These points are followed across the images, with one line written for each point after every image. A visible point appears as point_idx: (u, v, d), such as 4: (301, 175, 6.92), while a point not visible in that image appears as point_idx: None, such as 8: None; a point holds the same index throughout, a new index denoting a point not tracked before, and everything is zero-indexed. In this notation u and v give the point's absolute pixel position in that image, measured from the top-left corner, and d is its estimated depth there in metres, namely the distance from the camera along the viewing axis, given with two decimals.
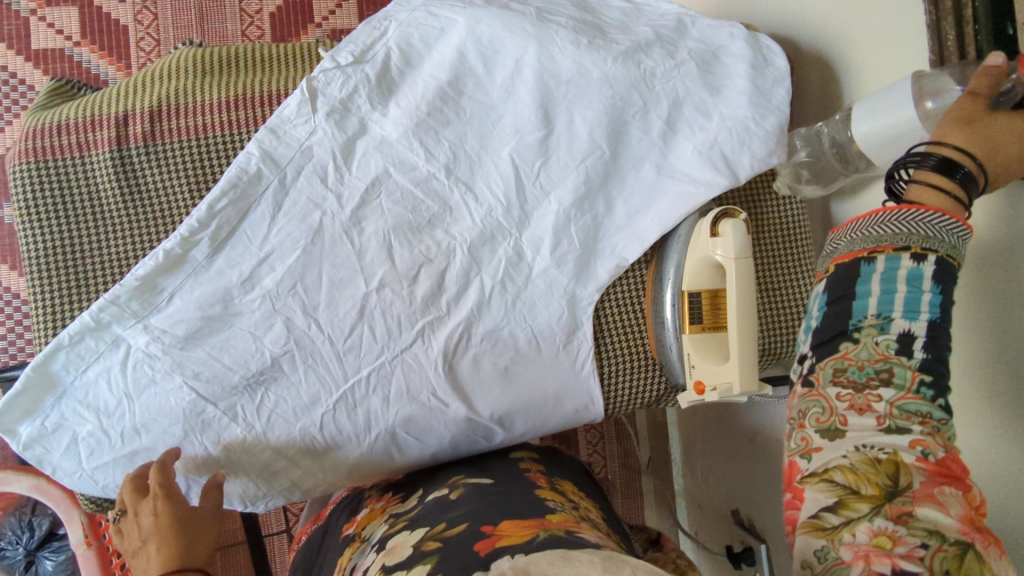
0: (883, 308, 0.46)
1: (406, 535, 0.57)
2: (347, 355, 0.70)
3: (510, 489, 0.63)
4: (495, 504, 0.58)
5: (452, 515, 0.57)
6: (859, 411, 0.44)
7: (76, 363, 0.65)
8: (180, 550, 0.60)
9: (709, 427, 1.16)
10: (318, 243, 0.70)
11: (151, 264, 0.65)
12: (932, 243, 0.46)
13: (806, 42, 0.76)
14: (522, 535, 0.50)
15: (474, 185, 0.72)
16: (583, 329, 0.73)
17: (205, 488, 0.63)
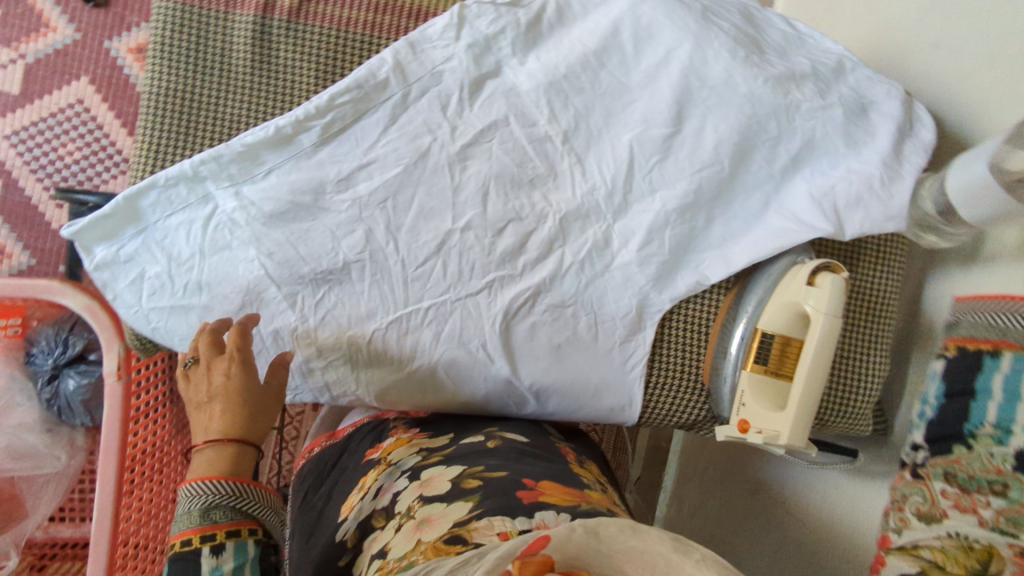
0: (1001, 420, 0.52)
1: (445, 467, 0.64)
2: (414, 282, 0.70)
3: (545, 453, 0.68)
4: (534, 462, 0.64)
5: (491, 461, 0.63)
6: (962, 510, 0.52)
7: (164, 206, 0.66)
8: (243, 420, 0.63)
9: (712, 465, 1.16)
10: (419, 167, 0.70)
11: (261, 135, 0.66)
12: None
13: (956, 121, 0.73)
14: (564, 497, 0.55)
15: (586, 159, 0.71)
16: (644, 332, 0.73)
17: (275, 365, 0.65)
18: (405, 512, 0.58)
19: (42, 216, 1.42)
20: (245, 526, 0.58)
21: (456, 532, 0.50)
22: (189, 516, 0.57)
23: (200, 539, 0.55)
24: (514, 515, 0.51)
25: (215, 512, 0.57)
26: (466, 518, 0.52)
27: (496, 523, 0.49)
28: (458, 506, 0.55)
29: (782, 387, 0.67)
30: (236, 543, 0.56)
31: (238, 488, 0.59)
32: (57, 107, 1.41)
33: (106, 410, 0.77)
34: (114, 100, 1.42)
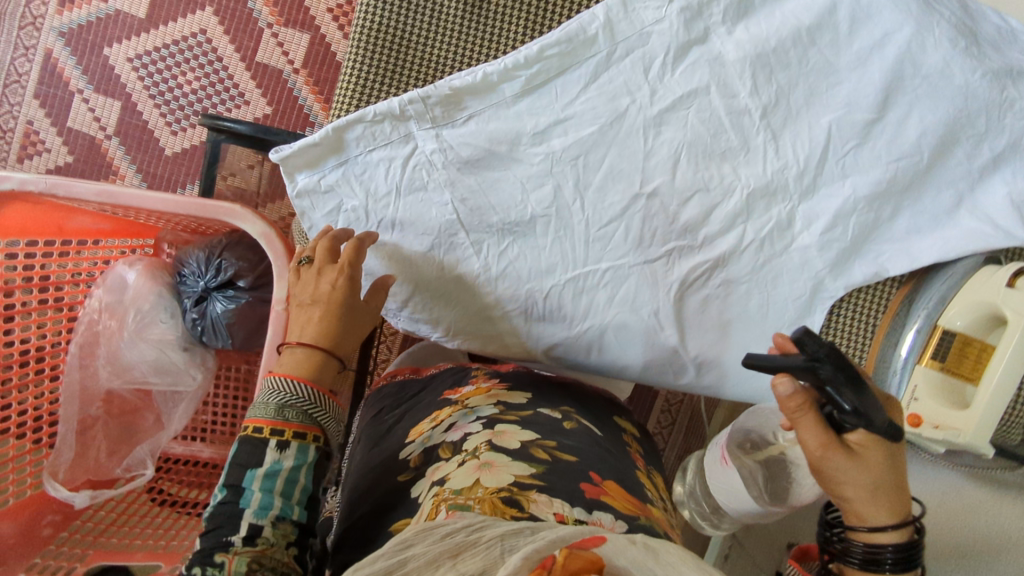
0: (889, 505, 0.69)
1: (518, 428, 0.65)
2: (595, 243, 0.71)
3: (616, 453, 0.68)
4: (605, 456, 0.65)
5: (566, 440, 0.64)
6: None
7: (367, 141, 0.67)
8: (340, 329, 0.64)
9: None
10: (615, 127, 0.69)
11: (468, 80, 0.66)
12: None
13: None
14: (627, 505, 0.57)
15: (781, 137, 0.70)
16: (815, 317, 0.75)
17: (378, 287, 0.67)
18: (469, 451, 0.61)
19: (158, 142, 1.41)
20: (312, 431, 0.59)
21: (514, 494, 0.53)
22: (268, 404, 0.59)
23: (272, 429, 0.57)
24: (574, 504, 0.53)
25: (289, 410, 0.58)
26: (527, 483, 0.55)
27: (556, 503, 0.52)
28: (521, 466, 0.57)
29: (958, 386, 0.68)
30: (299, 445, 0.58)
31: (315, 394, 0.60)
32: (180, 35, 1.39)
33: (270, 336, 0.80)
34: (236, 36, 1.39)
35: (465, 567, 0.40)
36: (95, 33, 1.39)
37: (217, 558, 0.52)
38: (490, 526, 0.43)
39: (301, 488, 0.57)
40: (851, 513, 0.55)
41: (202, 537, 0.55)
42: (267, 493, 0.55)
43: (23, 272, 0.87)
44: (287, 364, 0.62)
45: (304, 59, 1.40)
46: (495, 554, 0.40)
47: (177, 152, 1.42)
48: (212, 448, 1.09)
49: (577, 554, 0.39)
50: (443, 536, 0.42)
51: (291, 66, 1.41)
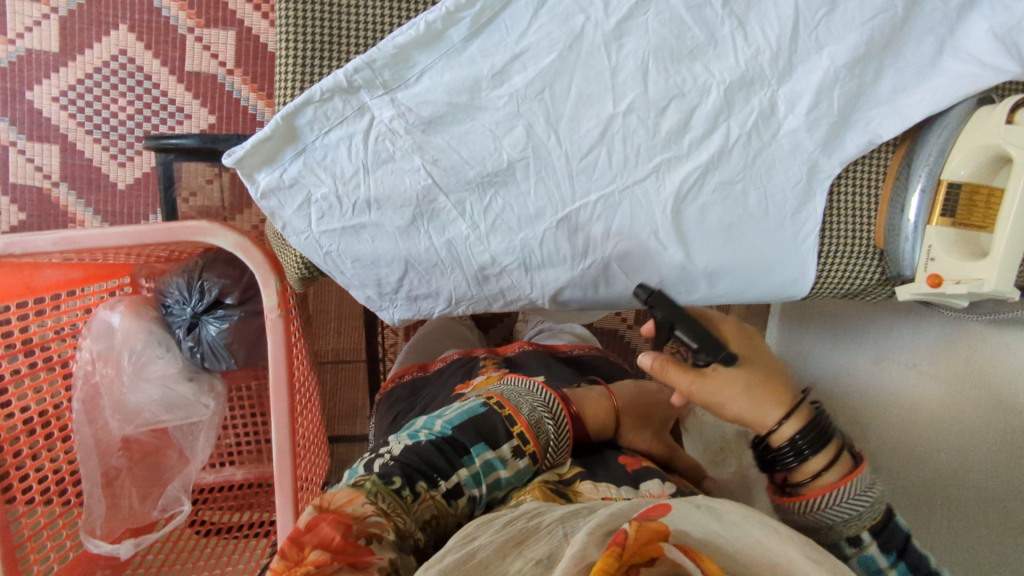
0: None
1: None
2: (579, 176, 0.68)
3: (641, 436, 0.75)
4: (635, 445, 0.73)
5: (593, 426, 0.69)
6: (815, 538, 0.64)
7: (321, 123, 0.63)
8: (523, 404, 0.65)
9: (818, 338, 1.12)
10: (575, 49, 0.65)
11: (412, 33, 0.61)
12: (856, 522, 0.59)
13: None
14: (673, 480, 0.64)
15: (748, 22, 0.66)
16: (816, 201, 0.71)
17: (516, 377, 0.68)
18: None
19: (107, 177, 1.35)
20: (537, 453, 0.58)
21: (562, 487, 0.57)
22: (530, 408, 0.61)
23: (520, 430, 0.58)
24: (621, 484, 0.58)
25: (544, 427, 0.61)
26: (570, 478, 0.59)
27: (603, 488, 0.56)
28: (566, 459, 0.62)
29: (974, 236, 0.65)
30: (526, 460, 0.57)
31: (564, 441, 0.62)
32: (100, 61, 1.31)
33: (271, 347, 0.77)
34: (159, 49, 1.32)
35: (533, 553, 0.43)
36: (12, 79, 1.31)
37: (417, 485, 0.50)
38: (546, 513, 0.47)
39: (496, 496, 0.55)
40: (757, 424, 0.65)
41: (397, 458, 0.52)
42: (479, 472, 0.54)
43: (3, 342, 0.83)
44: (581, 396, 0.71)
45: (236, 58, 1.33)
46: (557, 536, 0.44)
47: (130, 184, 1.36)
48: (244, 470, 1.10)
49: (643, 526, 0.43)
50: (505, 524, 0.45)
51: (223, 67, 1.34)
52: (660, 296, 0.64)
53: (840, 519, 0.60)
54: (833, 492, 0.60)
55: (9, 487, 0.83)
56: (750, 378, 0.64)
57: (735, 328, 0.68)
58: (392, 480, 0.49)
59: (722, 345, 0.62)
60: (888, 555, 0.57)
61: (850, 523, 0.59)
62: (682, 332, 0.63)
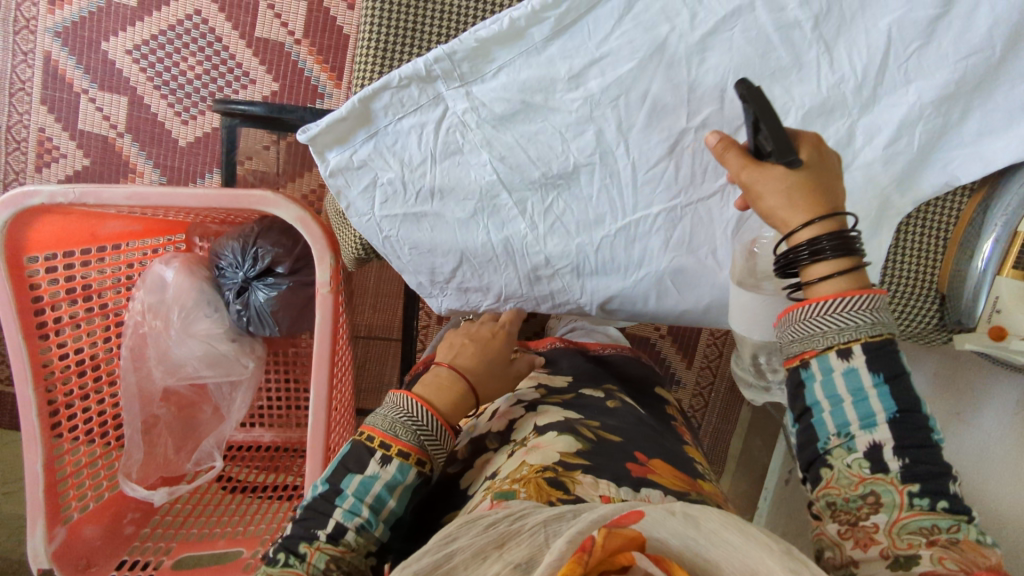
0: (840, 425, 0.48)
1: (561, 409, 0.69)
2: (644, 187, 0.67)
3: (658, 430, 0.73)
4: (647, 433, 0.69)
5: (608, 421, 0.69)
6: (864, 546, 0.45)
7: (396, 109, 0.63)
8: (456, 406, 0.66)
9: None
10: (655, 60, 0.64)
11: (495, 28, 0.61)
12: (848, 336, 0.48)
13: None
14: (675, 481, 0.60)
15: (836, 48, 0.65)
16: (882, 238, 0.69)
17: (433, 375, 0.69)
18: (520, 442, 0.64)
19: (169, 133, 1.39)
20: (416, 454, 0.59)
21: (559, 474, 0.55)
22: (386, 417, 0.61)
23: (379, 442, 0.59)
24: (619, 484, 0.55)
25: (399, 425, 0.60)
26: (572, 462, 0.57)
27: (602, 485, 0.54)
28: (566, 443, 0.60)
29: None
30: (401, 464, 0.58)
31: (438, 428, 0.62)
32: (175, 19, 1.34)
33: (319, 322, 0.79)
34: (232, 12, 1.34)
35: (512, 557, 0.42)
36: (90, 29, 1.35)
37: (301, 547, 0.54)
38: (531, 514, 0.46)
39: (388, 508, 0.58)
40: (780, 229, 0.53)
41: (290, 524, 0.57)
42: (357, 500, 0.56)
43: (64, 286, 0.87)
44: (430, 390, 0.66)
45: (305, 28, 1.35)
46: (539, 539, 0.43)
47: (190, 142, 1.39)
48: (271, 432, 1.12)
49: (614, 533, 0.41)
50: (487, 526, 0.44)
51: (292, 36, 1.35)
52: (752, 89, 0.54)
53: (824, 330, 0.49)
54: (843, 296, 0.48)
55: (58, 423, 0.86)
56: (798, 182, 0.51)
57: (818, 143, 0.54)
58: (277, 558, 0.55)
59: (793, 149, 0.51)
60: (875, 375, 0.47)
61: (838, 335, 0.48)
62: (762, 132, 0.53)
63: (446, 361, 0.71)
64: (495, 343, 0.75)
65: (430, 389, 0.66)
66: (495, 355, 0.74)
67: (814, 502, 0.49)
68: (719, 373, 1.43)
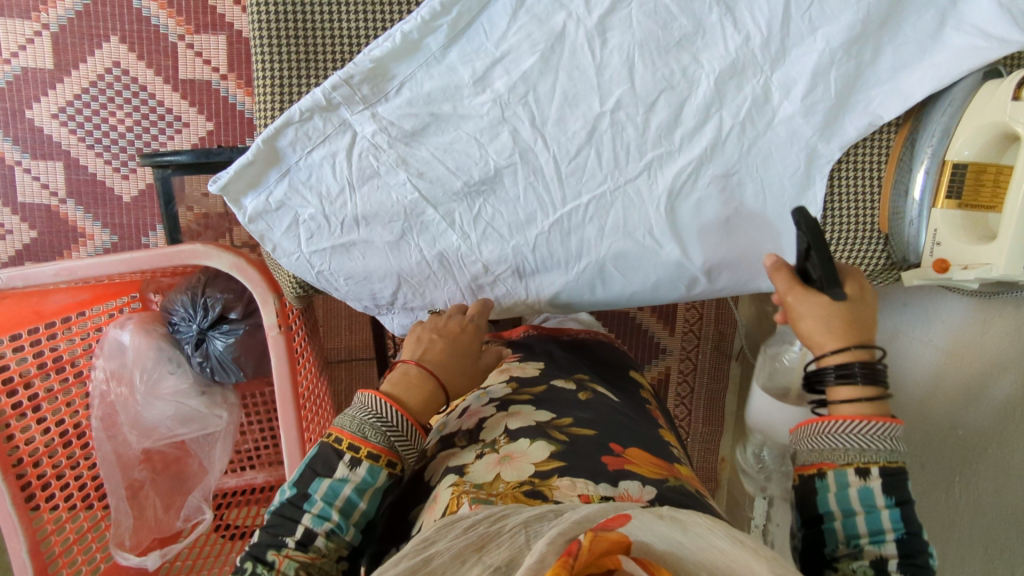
0: (849, 534, 0.47)
1: (533, 409, 0.68)
2: (569, 179, 0.66)
3: (633, 418, 0.73)
4: (620, 423, 0.69)
5: (580, 415, 0.68)
6: None
7: (303, 143, 0.62)
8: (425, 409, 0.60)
9: None
10: (558, 51, 0.64)
11: (388, 45, 0.60)
12: (869, 456, 0.48)
13: None
14: (651, 469, 0.60)
15: (736, 8, 0.64)
16: (816, 189, 0.68)
17: (399, 375, 0.62)
18: (490, 444, 0.63)
19: (112, 190, 1.37)
20: (386, 455, 0.56)
21: (536, 485, 0.55)
22: (354, 417, 0.57)
23: (348, 444, 0.56)
24: (598, 480, 0.55)
25: (367, 427, 0.57)
26: (547, 470, 0.57)
27: (579, 484, 0.55)
28: (541, 449, 0.60)
29: (984, 217, 0.62)
30: (371, 466, 0.56)
31: (409, 427, 0.58)
32: (95, 74, 1.31)
33: (275, 361, 0.78)
34: (151, 58, 1.31)
35: (492, 559, 0.42)
36: (10, 98, 1.31)
37: (268, 555, 0.52)
38: (511, 514, 0.45)
39: (360, 510, 0.55)
40: (813, 348, 0.55)
41: (257, 530, 0.54)
42: (327, 504, 0.54)
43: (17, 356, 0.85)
44: (399, 388, 0.61)
45: (228, 62, 1.33)
46: (519, 541, 0.43)
47: (134, 196, 1.37)
48: (264, 472, 1.13)
49: (599, 536, 0.39)
50: (466, 529, 0.43)
51: (217, 73, 1.33)
52: (807, 214, 0.56)
53: (846, 448, 0.49)
54: (868, 420, 0.49)
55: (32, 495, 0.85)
56: (837, 311, 0.54)
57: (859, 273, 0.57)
58: (244, 568, 0.51)
59: (839, 282, 0.54)
60: (887, 496, 0.47)
61: (858, 455, 0.48)
62: (813, 257, 0.56)
63: (414, 356, 0.64)
64: (464, 339, 0.67)
65: (399, 388, 0.61)
66: (464, 351, 0.66)
67: None
68: (702, 337, 1.44)
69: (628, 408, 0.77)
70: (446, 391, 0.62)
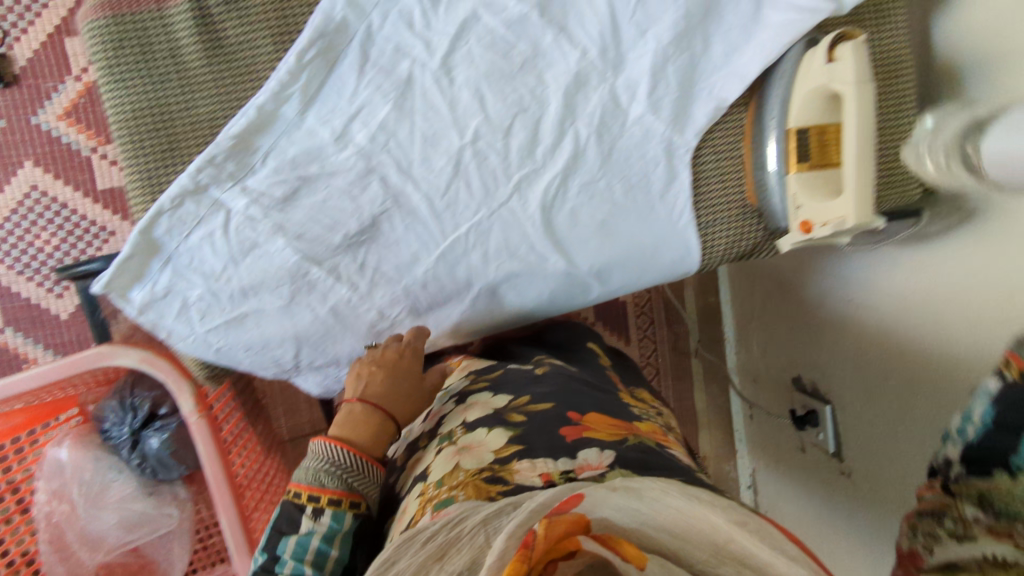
0: None
1: (489, 397, 0.70)
2: (445, 213, 0.68)
3: (591, 386, 0.75)
4: (577, 392, 0.71)
5: (536, 391, 0.70)
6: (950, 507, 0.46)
7: (179, 229, 0.64)
8: (376, 434, 0.64)
9: (772, 291, 1.24)
10: (409, 96, 0.66)
11: (244, 121, 0.62)
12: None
13: None
14: (609, 432, 0.62)
15: (568, 26, 0.67)
16: (681, 178, 0.71)
17: (344, 416, 0.65)
18: (446, 436, 0.65)
19: (49, 311, 1.36)
20: (347, 497, 0.58)
21: (496, 471, 0.56)
22: (308, 470, 0.60)
23: (307, 496, 0.58)
24: (557, 456, 0.57)
25: (320, 474, 0.59)
26: (506, 455, 0.58)
27: (538, 465, 0.56)
28: (497, 436, 0.61)
29: (832, 176, 0.66)
30: (335, 512, 0.57)
31: (362, 463, 0.61)
32: (14, 201, 1.31)
33: (204, 451, 0.79)
34: (66, 175, 1.32)
35: (454, 566, 0.42)
36: None
37: None
38: (469, 515, 0.45)
39: (334, 557, 0.56)
40: None
41: None
42: (297, 561, 0.54)
43: None
44: (346, 428, 0.64)
45: None
46: (479, 541, 0.43)
47: (71, 312, 1.37)
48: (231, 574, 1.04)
49: (555, 521, 0.42)
50: (425, 541, 0.43)
51: None
52: None
53: None
54: None
55: None
56: None
57: None
58: None
59: None
60: None
61: None
62: None
63: (357, 394, 0.67)
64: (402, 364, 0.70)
65: (346, 428, 0.64)
66: (406, 376, 0.69)
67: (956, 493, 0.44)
68: None
69: (591, 377, 0.82)
70: (392, 417, 0.66)
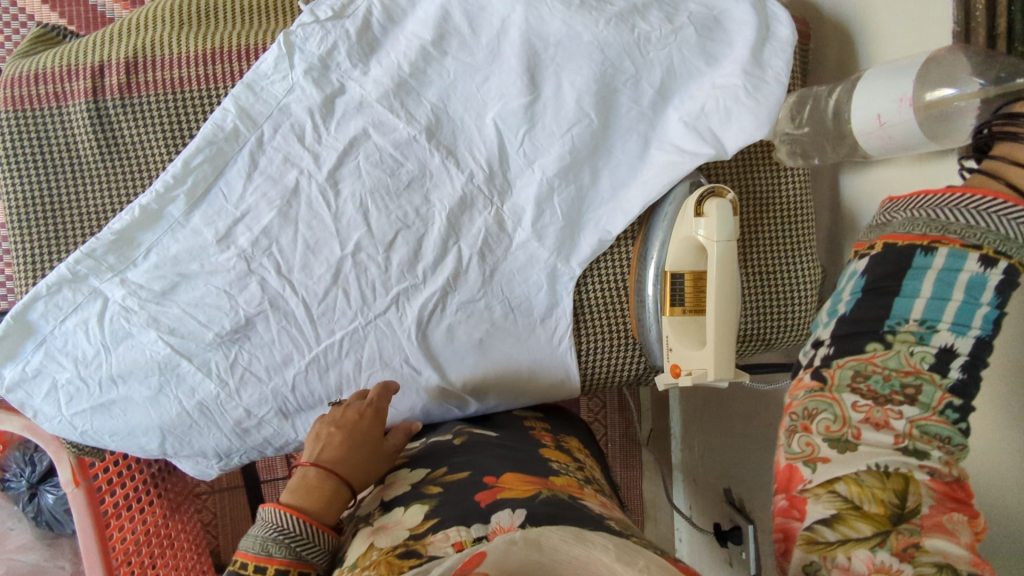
0: (929, 314, 0.43)
1: (409, 472, 0.61)
2: (321, 318, 0.69)
3: (517, 467, 0.57)
4: (499, 455, 0.61)
5: (455, 460, 0.60)
6: (875, 426, 0.41)
7: (54, 313, 0.66)
8: (328, 506, 0.56)
9: (708, 404, 1.20)
10: (294, 205, 0.67)
11: (126, 218, 0.65)
12: (1007, 246, 0.43)
13: (828, 16, 0.74)
14: (525, 489, 0.52)
15: (456, 150, 0.68)
16: (562, 305, 0.72)
17: (297, 485, 0.57)
18: (367, 520, 0.55)
19: None
20: (296, 567, 0.51)
21: (410, 545, 0.46)
22: (255, 537, 0.52)
23: (254, 567, 0.50)
24: (470, 523, 0.46)
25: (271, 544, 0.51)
26: (423, 529, 0.48)
27: (453, 532, 0.46)
28: (416, 513, 0.51)
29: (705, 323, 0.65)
30: None
31: (314, 531, 0.53)
32: None
33: (77, 518, 0.80)
34: None
35: None
36: None
37: None
38: None
39: None
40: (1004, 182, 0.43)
41: None
42: None
43: None
44: (299, 495, 0.56)
45: None
46: None
47: None
48: None
49: None
50: None
51: None
52: None
53: (965, 224, 0.44)
54: (994, 199, 0.44)
55: None
56: None
57: None
58: None
59: None
60: (994, 297, 0.42)
61: (975, 232, 0.44)
62: None
63: (312, 457, 0.60)
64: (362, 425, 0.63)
65: (298, 494, 0.56)
66: (366, 441, 0.62)
67: (832, 365, 0.45)
68: (608, 424, 1.46)
69: (509, 441, 0.66)
70: (349, 483, 0.59)
